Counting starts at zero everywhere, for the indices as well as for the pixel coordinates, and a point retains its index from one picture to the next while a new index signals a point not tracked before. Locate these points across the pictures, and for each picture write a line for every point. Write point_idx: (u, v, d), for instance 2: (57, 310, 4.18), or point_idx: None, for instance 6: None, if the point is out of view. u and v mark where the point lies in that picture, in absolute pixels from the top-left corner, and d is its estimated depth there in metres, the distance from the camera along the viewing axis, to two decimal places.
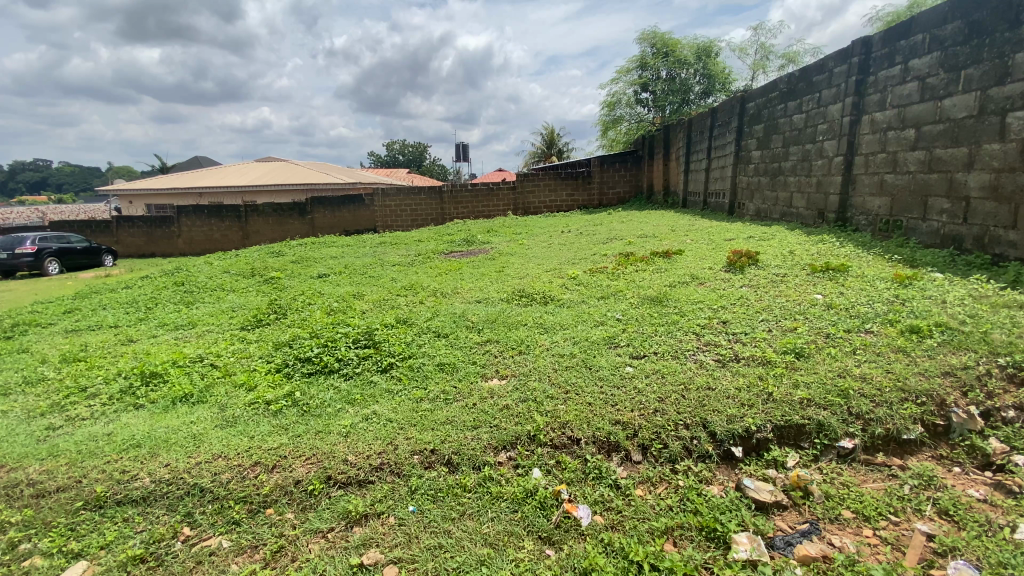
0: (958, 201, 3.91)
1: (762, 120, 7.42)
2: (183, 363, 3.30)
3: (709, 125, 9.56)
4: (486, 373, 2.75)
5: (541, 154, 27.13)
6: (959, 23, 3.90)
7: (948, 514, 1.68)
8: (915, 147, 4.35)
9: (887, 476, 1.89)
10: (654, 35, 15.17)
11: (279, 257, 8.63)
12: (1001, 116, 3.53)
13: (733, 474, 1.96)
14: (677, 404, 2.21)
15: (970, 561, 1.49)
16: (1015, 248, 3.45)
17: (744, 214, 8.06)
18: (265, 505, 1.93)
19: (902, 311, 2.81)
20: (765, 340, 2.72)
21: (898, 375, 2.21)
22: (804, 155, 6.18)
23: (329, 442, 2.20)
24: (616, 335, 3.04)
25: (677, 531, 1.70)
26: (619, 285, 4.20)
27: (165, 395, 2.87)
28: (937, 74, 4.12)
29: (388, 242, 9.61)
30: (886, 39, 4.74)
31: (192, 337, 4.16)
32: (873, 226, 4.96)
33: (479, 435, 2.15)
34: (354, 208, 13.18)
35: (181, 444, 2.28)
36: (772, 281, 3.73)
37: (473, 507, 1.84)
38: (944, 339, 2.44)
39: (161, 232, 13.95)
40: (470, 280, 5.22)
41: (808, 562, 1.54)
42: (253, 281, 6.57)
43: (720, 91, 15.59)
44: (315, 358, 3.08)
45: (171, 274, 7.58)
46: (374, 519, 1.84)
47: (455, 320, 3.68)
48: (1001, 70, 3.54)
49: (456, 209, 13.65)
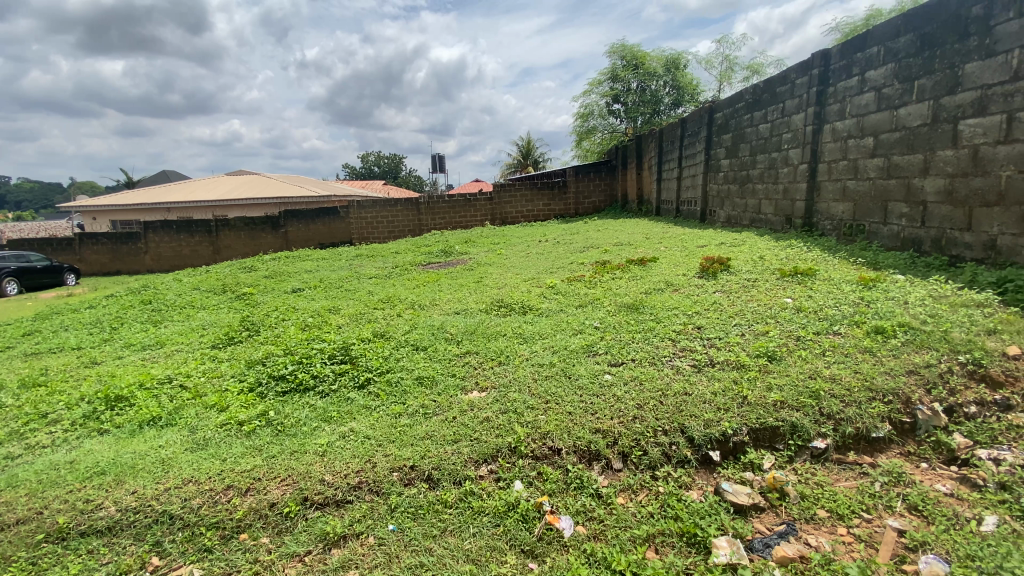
0: (916, 205, 4.08)
1: (729, 129, 7.64)
2: (150, 385, 3.18)
3: (680, 134, 9.79)
4: (466, 386, 2.73)
5: (517, 164, 27.41)
6: (911, 35, 4.09)
7: (918, 510, 1.73)
8: (874, 155, 4.54)
9: (859, 474, 1.94)
10: (624, 48, 15.61)
11: (251, 272, 8.45)
12: (953, 123, 3.70)
13: (712, 478, 1.99)
14: (655, 410, 2.23)
15: (940, 555, 1.52)
16: (971, 249, 3.60)
17: (715, 221, 8.25)
18: (239, 530, 1.87)
19: (868, 312, 2.90)
20: (738, 344, 2.78)
21: (866, 374, 2.28)
22: (771, 163, 6.36)
23: (305, 462, 2.14)
24: (595, 343, 3.06)
25: (659, 538, 1.71)
26: (596, 293, 4.25)
27: (131, 419, 2.76)
28: (892, 84, 4.32)
29: (365, 255, 9.50)
30: (843, 51, 4.97)
31: (160, 357, 4.02)
32: (838, 231, 5.13)
33: (460, 449, 2.13)
34: (329, 220, 13.02)
35: (149, 470, 2.19)
36: (744, 286, 3.82)
37: (455, 523, 1.81)
38: (908, 338, 2.54)
39: (128, 248, 13.50)
40: (448, 291, 5.21)
41: (786, 564, 1.56)
42: (224, 298, 6.40)
43: (689, 102, 15.98)
44: (290, 376, 3.01)
45: (137, 292, 7.34)
46: (353, 540, 1.79)
47: (434, 332, 3.64)
48: (951, 80, 3.72)
49: (433, 219, 13.64)
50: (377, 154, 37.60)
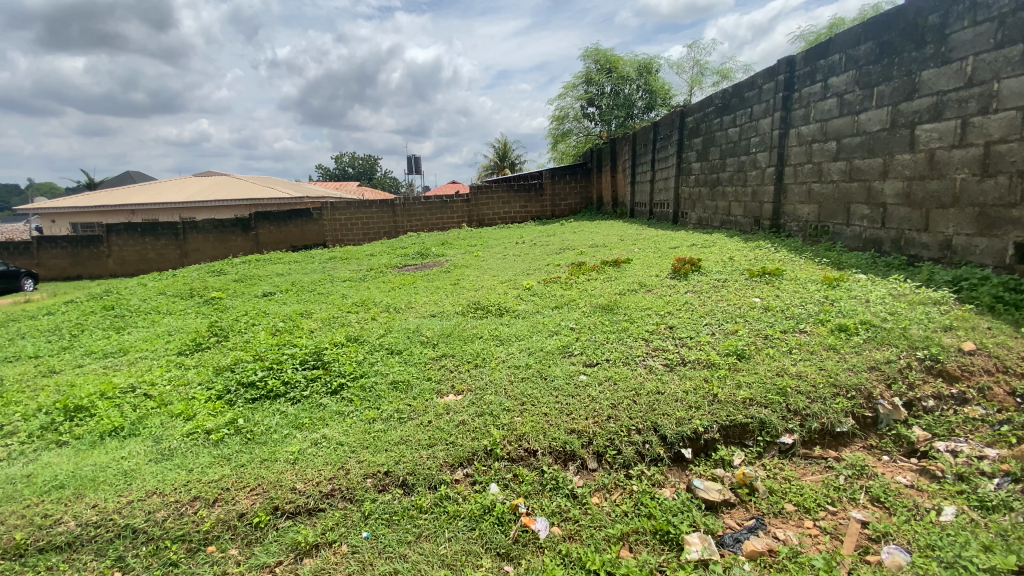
0: (876, 207, 4.24)
1: (700, 133, 7.80)
2: (112, 395, 3.05)
3: (652, 137, 9.95)
4: (441, 389, 2.71)
5: (493, 166, 27.48)
6: (871, 43, 4.26)
7: (880, 501, 1.79)
8: (837, 158, 4.70)
9: (825, 467, 2.01)
10: (598, 52, 15.79)
11: (220, 276, 8.20)
12: (911, 129, 3.86)
13: (684, 475, 2.02)
14: (629, 409, 2.26)
15: (901, 545, 1.58)
16: (928, 249, 3.76)
17: (687, 222, 8.41)
18: (206, 542, 1.81)
19: (832, 311, 3.00)
20: (708, 343, 2.84)
21: (830, 371, 2.36)
22: (739, 166, 6.52)
23: (275, 470, 2.10)
24: (570, 344, 3.09)
25: (633, 536, 1.73)
26: (572, 294, 4.28)
27: (91, 430, 2.65)
28: (853, 91, 4.49)
29: (340, 258, 9.35)
30: (807, 58, 5.13)
31: (123, 365, 3.87)
32: (804, 231, 5.29)
33: (435, 453, 2.11)
34: (301, 222, 12.77)
35: (111, 482, 2.11)
36: (715, 286, 3.91)
37: (430, 528, 1.80)
38: (869, 336, 2.63)
39: (89, 252, 12.98)
40: (425, 294, 5.18)
41: (755, 558, 1.60)
42: (192, 303, 6.21)
43: (661, 106, 16.26)
44: (260, 382, 2.94)
45: (99, 298, 7.07)
46: (326, 549, 1.76)
47: (409, 336, 3.61)
48: (909, 86, 3.88)
49: (409, 221, 13.54)
50: (352, 156, 37.12)
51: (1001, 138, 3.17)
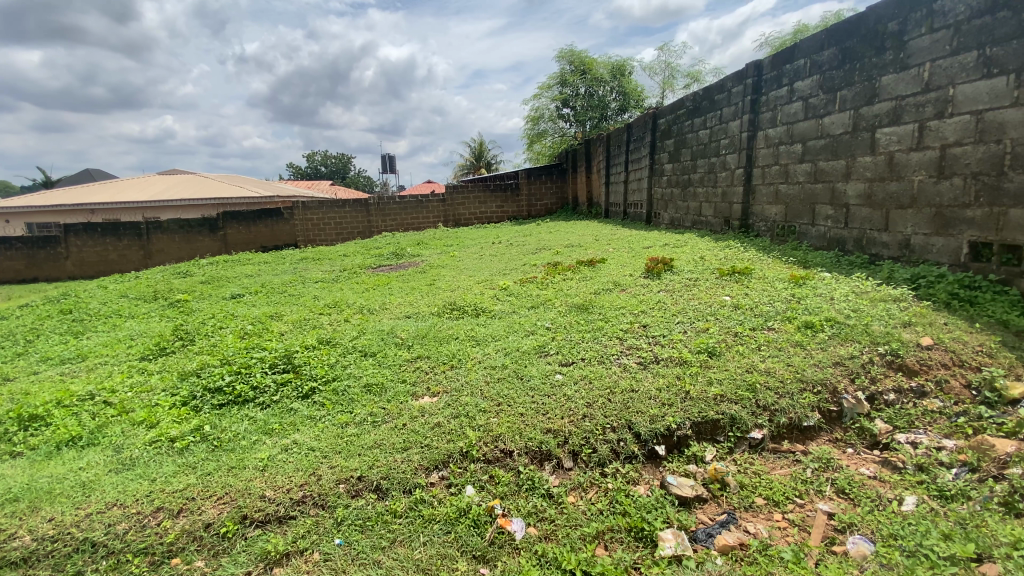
0: (840, 208, 4.39)
1: (672, 135, 7.94)
2: (69, 403, 2.92)
3: (626, 138, 10.06)
4: (416, 391, 2.68)
5: (469, 167, 27.41)
6: (834, 49, 4.40)
7: (845, 493, 1.85)
8: (803, 160, 4.85)
9: (792, 461, 2.06)
10: (572, 53, 15.89)
11: (185, 278, 7.94)
12: (871, 132, 4.01)
13: (658, 472, 2.05)
14: (604, 408, 2.27)
15: (865, 535, 1.64)
16: (888, 248, 3.91)
17: (660, 223, 8.55)
18: (170, 555, 1.75)
19: (799, 308, 3.08)
20: (681, 341, 2.88)
21: (797, 367, 2.43)
22: (710, 167, 6.66)
23: (243, 478, 2.04)
24: (547, 344, 3.09)
25: (608, 534, 1.75)
26: (548, 294, 4.29)
27: (47, 440, 2.52)
28: (818, 95, 4.63)
29: (312, 258, 9.16)
30: (774, 63, 5.27)
31: (81, 372, 3.70)
32: (771, 231, 5.44)
33: (409, 457, 2.09)
34: (272, 222, 12.47)
35: (68, 494, 2.01)
36: (686, 285, 3.98)
37: (404, 533, 1.77)
38: (834, 332, 2.72)
39: (45, 253, 12.38)
40: (400, 295, 5.12)
41: (727, 552, 1.63)
42: (156, 306, 5.99)
43: (635, 108, 16.48)
44: (227, 388, 2.85)
45: (56, 301, 6.76)
46: (297, 558, 1.72)
47: (383, 338, 3.56)
48: (870, 91, 4.02)
49: (384, 221, 13.41)
50: (325, 155, 36.51)
51: (956, 141, 3.31)
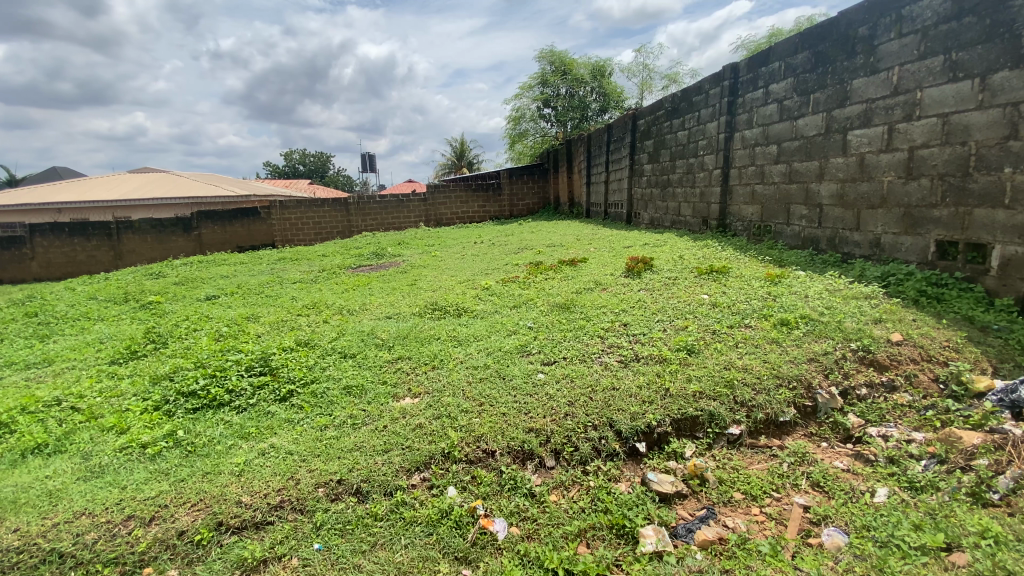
0: (813, 208, 4.49)
1: (651, 135, 8.02)
2: (34, 409, 2.81)
3: (606, 139, 10.14)
4: (397, 393, 2.65)
5: (450, 167, 27.31)
6: (807, 52, 4.51)
7: (820, 486, 1.90)
8: (778, 161, 4.95)
9: (769, 456, 2.10)
10: (553, 53, 15.96)
11: (157, 280, 7.71)
12: (843, 134, 4.11)
13: (639, 469, 2.07)
14: (585, 406, 2.28)
15: (839, 527, 1.67)
16: (860, 246, 4.01)
17: (640, 223, 8.63)
18: (141, 565, 1.70)
19: (774, 306, 3.15)
20: (660, 339, 2.91)
21: (773, 363, 2.47)
22: (688, 168, 6.75)
23: (219, 483, 1.99)
24: (528, 343, 3.09)
25: (590, 532, 1.75)
26: (530, 293, 4.30)
27: (10, 448, 2.42)
28: (792, 97, 4.73)
29: (291, 258, 9.01)
30: (750, 65, 5.37)
31: (47, 377, 3.57)
32: (748, 231, 5.54)
33: (390, 459, 2.06)
34: (248, 222, 12.24)
35: (34, 504, 1.93)
36: (665, 284, 4.02)
37: (385, 536, 1.75)
38: (808, 329, 2.78)
39: (8, 254, 11.88)
40: (381, 295, 5.07)
41: (706, 547, 1.65)
42: (127, 308, 5.82)
43: (615, 108, 16.61)
44: (202, 391, 2.78)
45: (20, 304, 6.50)
46: (274, 564, 1.68)
47: (363, 338, 3.52)
48: (841, 94, 4.13)
49: (364, 221, 13.28)
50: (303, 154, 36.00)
51: (923, 143, 3.42)
